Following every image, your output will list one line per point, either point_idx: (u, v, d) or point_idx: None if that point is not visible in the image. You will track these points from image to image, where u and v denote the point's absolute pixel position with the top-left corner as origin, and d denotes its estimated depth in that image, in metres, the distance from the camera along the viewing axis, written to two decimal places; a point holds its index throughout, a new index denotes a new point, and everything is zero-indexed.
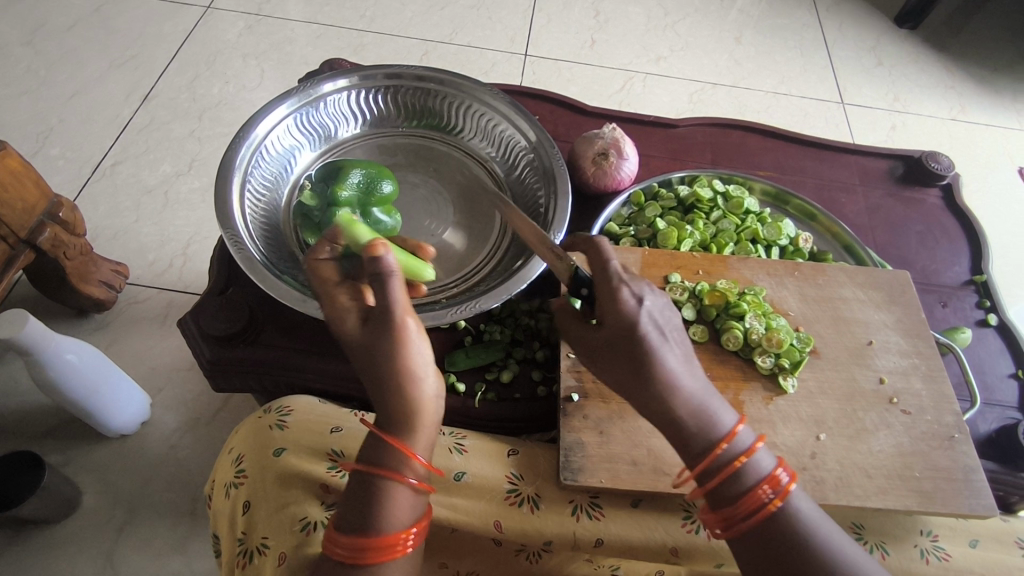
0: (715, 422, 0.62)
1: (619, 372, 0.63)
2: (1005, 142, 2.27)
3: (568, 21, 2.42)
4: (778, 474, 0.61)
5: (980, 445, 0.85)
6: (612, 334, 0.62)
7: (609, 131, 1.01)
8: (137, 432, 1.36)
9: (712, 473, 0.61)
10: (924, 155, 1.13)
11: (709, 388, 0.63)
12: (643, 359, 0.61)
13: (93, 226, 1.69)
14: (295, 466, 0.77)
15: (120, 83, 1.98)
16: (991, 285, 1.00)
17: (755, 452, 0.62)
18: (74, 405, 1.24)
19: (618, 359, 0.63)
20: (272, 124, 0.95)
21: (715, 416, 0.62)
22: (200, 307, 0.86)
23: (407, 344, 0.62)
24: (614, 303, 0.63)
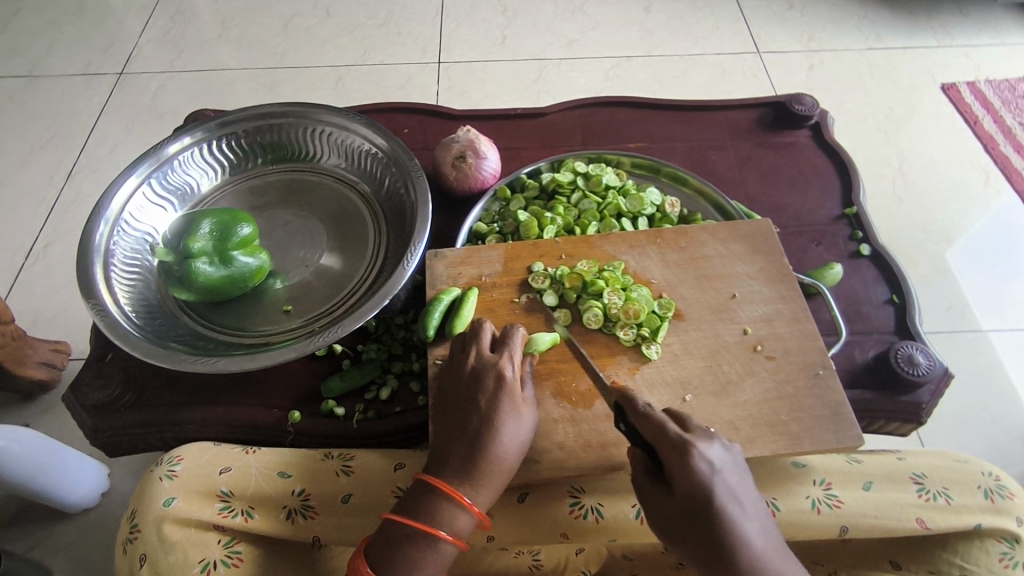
0: None
1: (712, 546, 0.60)
2: (928, 63, 2.13)
3: (477, 22, 2.26)
4: None
5: (859, 376, 0.86)
6: (693, 514, 0.60)
7: (462, 134, 1.02)
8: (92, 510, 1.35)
9: None
10: (787, 99, 1.15)
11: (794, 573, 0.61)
12: (728, 545, 0.60)
13: (33, 308, 1.61)
14: (185, 513, 0.74)
15: (43, 163, 1.92)
16: (862, 216, 1.02)
17: None
18: (21, 488, 1.17)
19: (690, 540, 0.61)
20: (128, 193, 0.99)
21: None
22: (79, 380, 0.89)
23: (527, 432, 0.73)
24: (688, 478, 0.61)
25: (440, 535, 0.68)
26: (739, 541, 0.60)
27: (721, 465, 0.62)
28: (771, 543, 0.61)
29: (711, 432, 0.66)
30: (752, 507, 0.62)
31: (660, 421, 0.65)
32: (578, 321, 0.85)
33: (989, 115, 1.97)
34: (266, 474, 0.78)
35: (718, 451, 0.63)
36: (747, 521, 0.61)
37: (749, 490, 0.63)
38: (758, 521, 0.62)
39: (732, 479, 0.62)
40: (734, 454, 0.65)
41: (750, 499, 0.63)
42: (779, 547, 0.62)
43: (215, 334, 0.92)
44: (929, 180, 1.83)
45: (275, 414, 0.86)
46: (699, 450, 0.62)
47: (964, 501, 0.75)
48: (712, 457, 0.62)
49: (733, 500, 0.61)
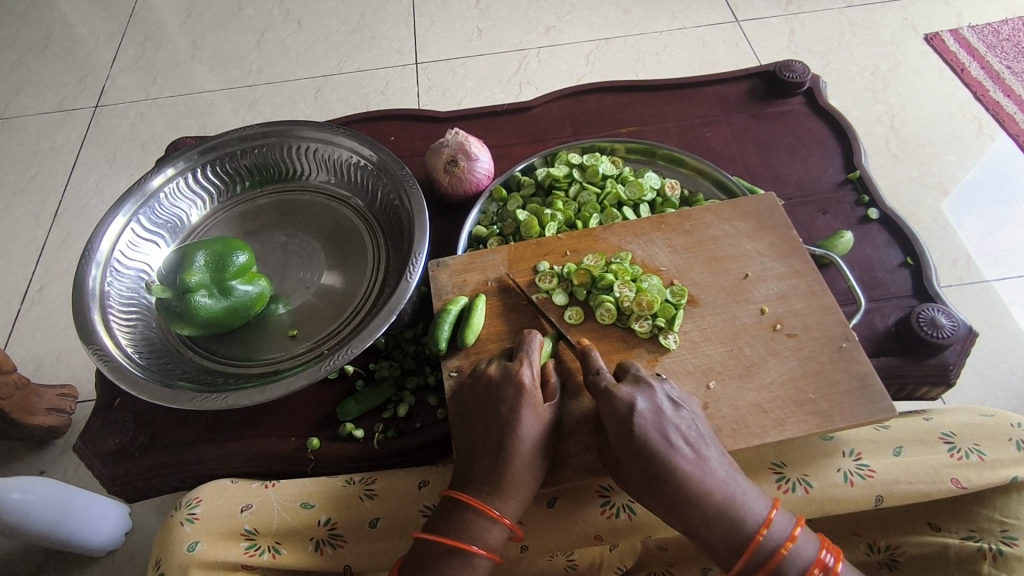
0: (744, 515, 0.63)
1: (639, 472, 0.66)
2: (910, 14, 2.10)
3: (451, 17, 2.23)
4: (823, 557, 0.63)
5: (881, 342, 0.85)
6: (618, 446, 0.67)
7: (452, 137, 0.99)
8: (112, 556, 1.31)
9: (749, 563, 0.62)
10: (777, 67, 1.13)
11: (734, 486, 0.64)
12: (656, 473, 0.65)
13: (35, 352, 1.57)
14: (209, 557, 0.73)
15: (28, 205, 1.88)
16: (866, 179, 1.00)
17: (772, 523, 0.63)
18: (46, 538, 1.13)
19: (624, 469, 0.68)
20: (116, 233, 0.96)
21: (745, 505, 0.63)
22: (88, 428, 0.86)
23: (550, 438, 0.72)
24: (608, 413, 0.68)
25: (473, 549, 0.66)
26: (661, 463, 0.65)
27: (642, 404, 0.68)
28: (703, 465, 0.65)
29: (641, 378, 0.71)
30: (682, 437, 0.66)
31: (597, 376, 0.72)
32: (591, 317, 0.83)
33: (976, 62, 1.94)
34: (288, 507, 0.77)
35: (643, 393, 0.69)
36: (674, 448, 0.65)
37: (678, 421, 0.68)
38: (688, 448, 0.66)
39: (654, 414, 0.67)
40: (664, 393, 0.70)
41: (680, 430, 0.67)
42: (716, 467, 0.65)
43: (223, 368, 0.89)
44: (922, 134, 1.80)
45: (293, 443, 0.84)
46: (622, 394, 0.68)
47: (997, 455, 0.73)
48: (634, 398, 0.68)
49: (658, 432, 0.66)
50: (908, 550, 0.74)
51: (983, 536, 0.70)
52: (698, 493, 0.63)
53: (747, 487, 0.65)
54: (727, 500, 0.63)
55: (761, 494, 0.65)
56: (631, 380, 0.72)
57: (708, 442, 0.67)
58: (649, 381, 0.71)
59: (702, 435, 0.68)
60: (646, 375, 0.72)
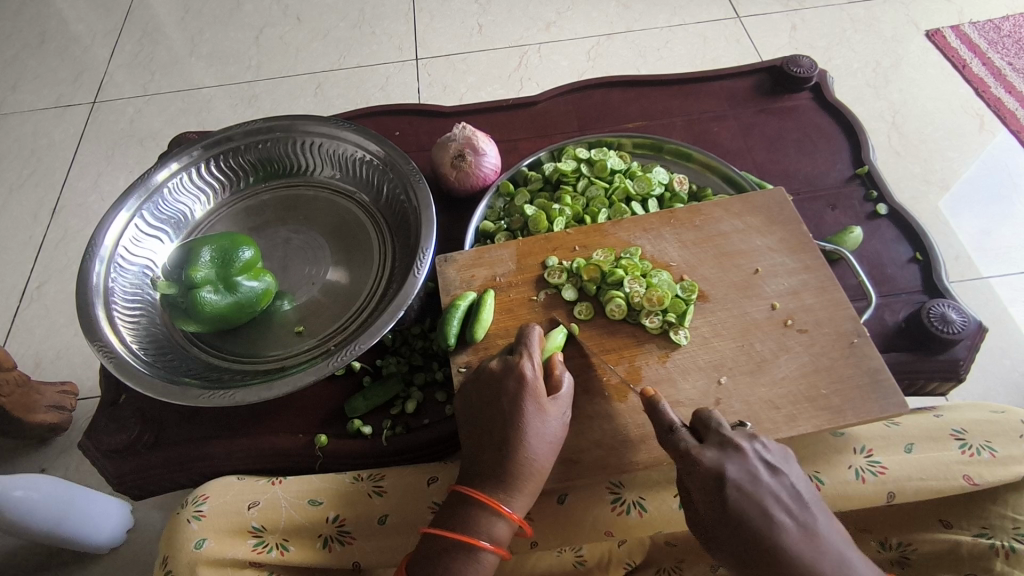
0: None
1: (744, 551, 0.61)
2: (912, 10, 2.09)
3: (451, 12, 2.22)
4: None
5: (892, 338, 0.85)
6: (715, 525, 0.63)
7: (460, 131, 0.99)
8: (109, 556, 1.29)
9: None
10: (784, 62, 1.12)
11: (848, 558, 0.60)
12: (759, 553, 0.60)
13: (35, 350, 1.56)
14: (217, 555, 0.72)
15: (26, 202, 1.86)
16: (875, 174, 1.00)
17: None
18: (48, 537, 1.13)
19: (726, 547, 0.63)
20: (119, 229, 0.96)
21: None
22: (94, 425, 0.86)
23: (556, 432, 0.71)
24: (699, 484, 0.64)
25: (480, 545, 0.66)
26: (768, 542, 0.60)
27: (732, 472, 0.64)
28: (811, 538, 0.60)
29: (728, 440, 0.66)
30: (783, 509, 0.62)
31: (673, 437, 0.68)
32: (601, 313, 0.83)
33: (977, 58, 1.93)
34: (296, 504, 0.76)
35: (733, 458, 0.65)
36: (776, 523, 0.61)
37: (777, 490, 0.63)
38: (791, 522, 0.61)
39: (747, 483, 0.63)
40: (756, 457, 0.65)
41: (780, 499, 0.63)
42: (825, 540, 0.60)
43: (228, 364, 0.89)
44: (923, 130, 1.80)
45: (301, 440, 0.83)
46: (707, 459, 0.65)
47: (1008, 452, 0.73)
48: (722, 465, 0.64)
49: (754, 504, 0.62)
50: (920, 547, 0.74)
51: (995, 533, 0.71)
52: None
53: (865, 563, 0.60)
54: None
55: (880, 574, 0.60)
56: (717, 441, 0.67)
57: (815, 511, 0.62)
58: (737, 442, 0.66)
59: (805, 503, 0.63)
60: (734, 434, 0.67)
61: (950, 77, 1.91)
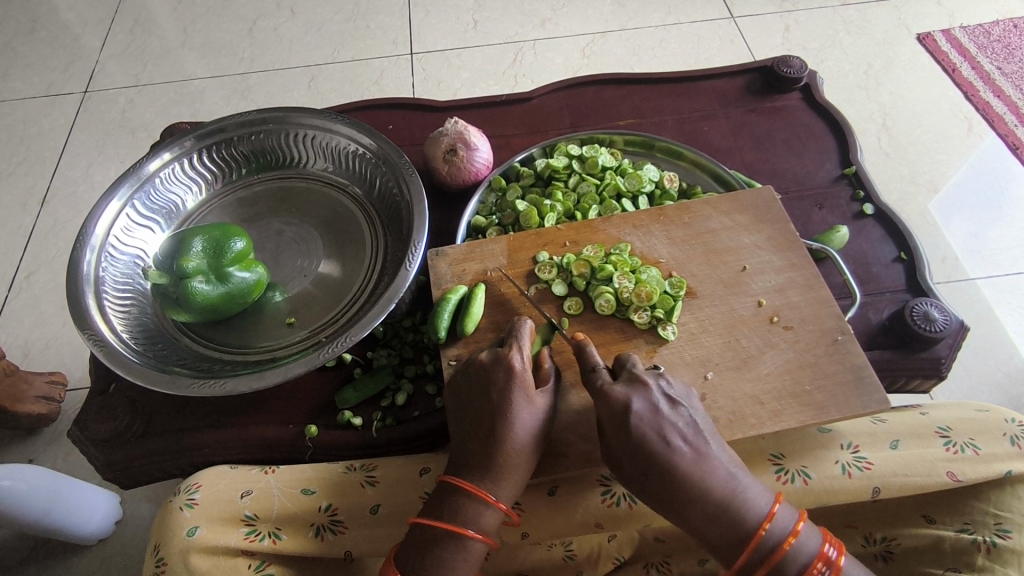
0: (748, 510, 0.64)
1: (641, 471, 0.66)
2: (903, 13, 2.11)
3: (446, 7, 2.21)
4: (825, 550, 0.63)
5: (876, 336, 0.86)
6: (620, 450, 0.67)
7: (452, 126, 1.00)
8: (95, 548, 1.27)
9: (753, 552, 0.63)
10: (775, 62, 1.13)
11: (737, 478, 0.65)
12: (655, 474, 0.65)
13: (24, 340, 1.56)
14: (209, 542, 0.72)
15: (15, 191, 1.85)
16: (862, 175, 1.02)
17: (775, 515, 0.64)
18: (36, 527, 1.12)
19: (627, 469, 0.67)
20: (110, 218, 0.96)
21: (749, 499, 0.64)
22: (83, 414, 0.86)
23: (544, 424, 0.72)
24: (606, 412, 0.68)
25: (469, 533, 0.67)
26: (661, 463, 0.65)
27: (638, 404, 0.67)
28: (704, 459, 0.65)
29: (637, 376, 0.70)
30: (680, 435, 0.66)
31: (594, 375, 0.71)
32: (590, 308, 0.84)
33: (966, 62, 1.95)
34: (289, 493, 0.77)
35: (639, 392, 0.68)
36: (671, 447, 0.65)
37: (676, 419, 0.67)
38: (687, 447, 0.66)
39: (650, 414, 0.67)
40: (659, 390, 0.69)
41: (678, 428, 0.67)
42: (716, 463, 0.65)
43: (219, 354, 0.89)
44: (913, 133, 1.82)
45: (291, 430, 0.84)
46: (617, 395, 0.68)
47: (991, 450, 0.75)
48: (630, 399, 0.67)
49: (654, 432, 0.66)
50: (903, 542, 0.76)
51: (977, 529, 0.72)
52: (699, 493, 0.64)
53: (751, 485, 0.65)
54: (728, 498, 0.64)
55: (764, 490, 0.65)
56: (625, 378, 0.71)
57: (713, 438, 0.68)
58: (645, 377, 0.70)
59: (701, 431, 0.67)
60: (641, 371, 0.71)
61: (940, 80, 1.93)
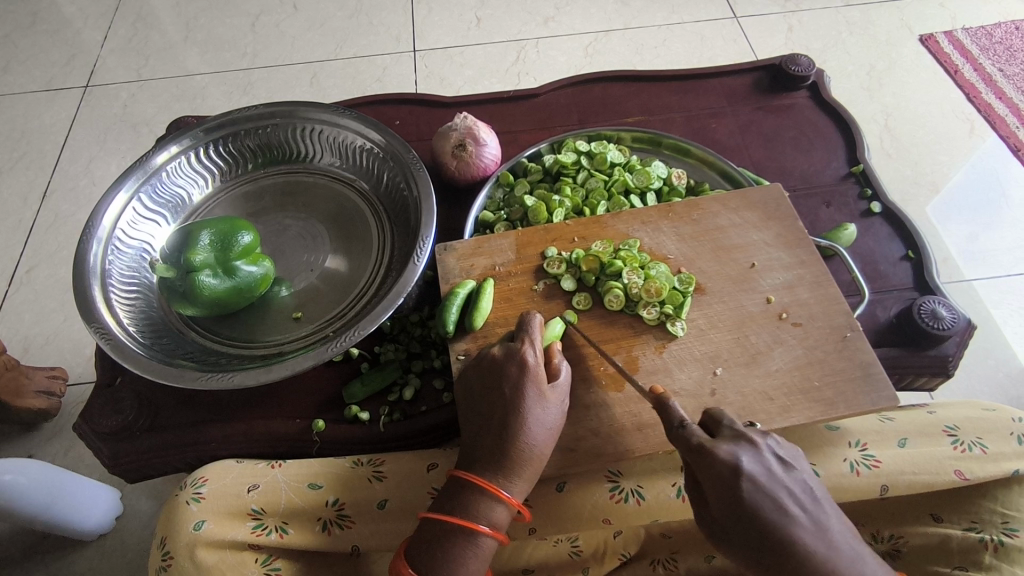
0: None
1: (759, 545, 0.60)
2: (906, 14, 2.11)
3: (450, 5, 2.21)
4: None
5: (884, 333, 0.86)
6: (731, 520, 0.61)
7: (460, 121, 0.99)
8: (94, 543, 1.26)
9: None
10: (783, 60, 1.13)
11: (862, 556, 0.60)
12: (773, 548, 0.60)
13: (23, 335, 1.55)
14: (216, 537, 0.72)
15: (16, 185, 1.84)
16: (869, 173, 1.02)
17: None
18: (37, 520, 1.12)
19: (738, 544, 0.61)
20: (117, 210, 0.95)
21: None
22: (89, 407, 0.86)
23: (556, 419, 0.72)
24: (713, 473, 0.61)
25: (480, 530, 0.67)
26: (782, 536, 0.60)
27: (751, 466, 0.62)
28: (826, 535, 0.60)
29: (741, 435, 0.65)
30: (797, 505, 0.61)
31: (686, 431, 0.64)
32: (598, 303, 0.84)
33: (969, 64, 1.96)
34: (296, 488, 0.76)
35: (747, 451, 0.63)
36: (791, 518, 0.60)
37: (791, 485, 0.62)
38: (807, 519, 0.61)
39: (763, 478, 0.62)
40: (769, 451, 0.64)
41: (792, 495, 0.62)
42: (838, 539, 0.60)
43: (226, 348, 0.88)
44: (915, 134, 1.82)
45: (298, 425, 0.84)
46: (723, 454, 0.62)
47: (998, 449, 0.75)
48: (738, 459, 0.62)
49: (769, 499, 0.61)
50: (911, 540, 0.76)
51: (984, 527, 0.72)
52: (825, 573, 0.58)
53: (872, 562, 0.60)
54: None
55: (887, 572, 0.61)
56: (728, 435, 0.65)
57: (832, 508, 0.63)
58: (750, 436, 0.64)
59: (818, 498, 0.62)
60: (744, 429, 0.66)
61: (943, 81, 1.93)
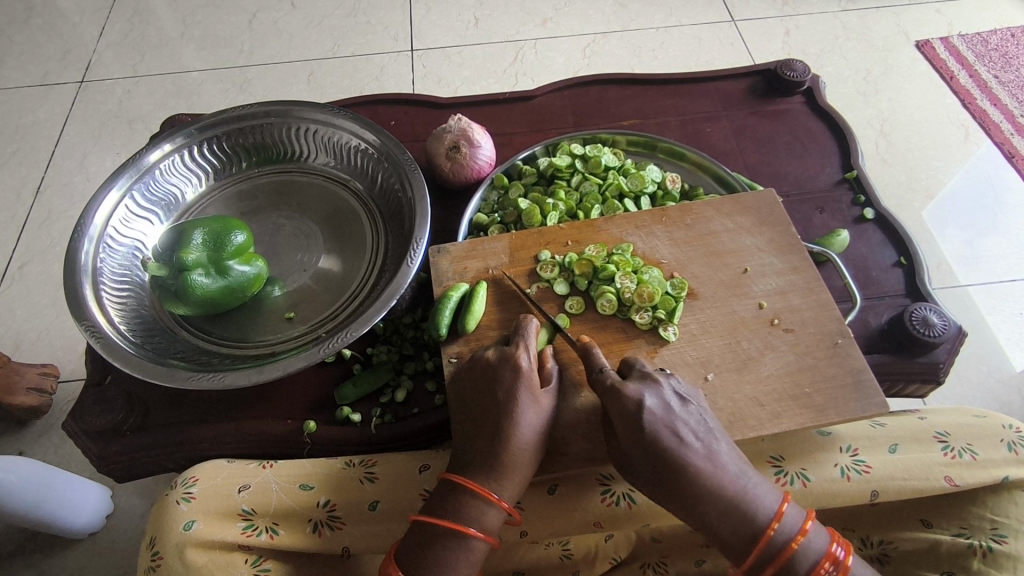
0: (760, 507, 0.64)
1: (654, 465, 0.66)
2: (902, 19, 2.12)
3: (447, 4, 2.20)
4: (834, 550, 0.64)
5: (876, 340, 0.86)
6: (631, 446, 0.67)
7: (455, 123, 1.00)
8: (83, 543, 1.25)
9: (762, 550, 0.64)
10: (778, 65, 1.14)
11: (749, 475, 0.66)
12: (668, 468, 0.65)
13: (15, 332, 1.54)
14: (206, 537, 0.72)
15: (9, 180, 1.83)
16: (863, 179, 1.02)
17: (784, 515, 0.64)
18: (28, 519, 1.11)
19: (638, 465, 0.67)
20: (109, 209, 0.95)
21: (761, 496, 0.65)
22: (78, 405, 0.85)
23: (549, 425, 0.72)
24: (618, 404, 0.68)
25: (470, 532, 0.67)
26: (674, 457, 0.65)
27: (651, 401, 0.68)
28: (716, 457, 0.66)
29: (647, 375, 0.71)
30: (691, 432, 0.67)
31: (602, 375, 0.71)
32: (591, 307, 0.84)
33: (964, 70, 1.96)
34: (287, 488, 0.76)
35: (651, 389, 0.69)
36: (684, 444, 0.66)
37: (686, 417, 0.68)
38: (699, 443, 0.66)
39: (663, 411, 0.67)
40: (669, 388, 0.70)
41: (689, 426, 0.68)
42: (726, 461, 0.66)
43: (217, 348, 0.88)
44: (911, 139, 1.83)
45: (289, 426, 0.83)
46: (629, 392, 0.68)
47: (988, 455, 0.75)
48: (642, 396, 0.68)
49: (667, 428, 0.67)
50: (900, 546, 0.76)
51: (974, 533, 0.72)
52: (711, 490, 0.64)
53: (760, 482, 0.66)
54: (738, 494, 0.64)
55: (771, 487, 0.66)
56: (636, 376, 0.72)
57: (724, 436, 0.68)
58: (654, 375, 0.71)
59: (710, 427, 0.68)
60: (651, 371, 0.72)
61: (939, 87, 1.94)
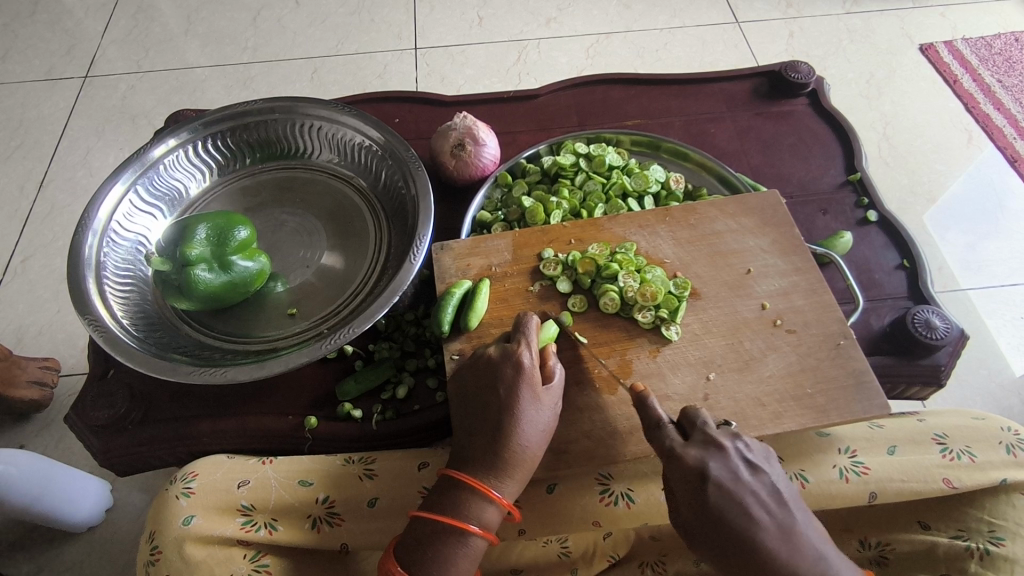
0: None
1: (722, 543, 0.62)
2: (906, 23, 2.11)
3: (451, 3, 2.20)
4: None
5: (878, 342, 0.86)
6: (692, 519, 0.64)
7: (460, 120, 1.00)
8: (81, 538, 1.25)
9: None
10: (783, 67, 1.14)
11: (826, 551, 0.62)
12: (737, 548, 0.61)
13: (17, 325, 1.54)
14: (205, 532, 0.72)
15: (13, 174, 1.83)
16: (866, 181, 1.02)
17: None
18: (29, 513, 1.11)
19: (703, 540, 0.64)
20: (113, 203, 0.95)
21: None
22: (81, 399, 0.85)
23: (548, 421, 0.72)
24: (679, 472, 0.65)
25: (470, 529, 0.67)
26: (745, 537, 0.61)
27: (716, 471, 0.64)
28: (791, 536, 0.62)
29: (711, 438, 0.67)
30: (760, 505, 0.63)
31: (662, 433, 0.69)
32: (594, 306, 0.84)
33: (968, 74, 1.96)
34: (286, 484, 0.76)
35: (716, 457, 0.65)
36: (754, 520, 0.62)
37: (756, 488, 0.64)
38: (769, 518, 0.63)
39: (730, 484, 0.64)
40: (737, 455, 0.66)
41: (760, 499, 0.64)
42: (804, 539, 0.62)
43: (219, 343, 0.88)
44: (914, 142, 1.83)
45: (290, 421, 0.83)
46: (690, 458, 0.65)
47: (987, 457, 0.75)
48: (705, 463, 0.65)
49: (734, 503, 0.63)
50: (898, 547, 0.76)
51: (971, 535, 0.72)
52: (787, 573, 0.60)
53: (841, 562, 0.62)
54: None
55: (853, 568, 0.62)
56: (699, 438, 0.67)
57: (800, 508, 0.64)
58: (719, 437, 0.67)
59: (783, 498, 0.64)
60: (714, 431, 0.68)
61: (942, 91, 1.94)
